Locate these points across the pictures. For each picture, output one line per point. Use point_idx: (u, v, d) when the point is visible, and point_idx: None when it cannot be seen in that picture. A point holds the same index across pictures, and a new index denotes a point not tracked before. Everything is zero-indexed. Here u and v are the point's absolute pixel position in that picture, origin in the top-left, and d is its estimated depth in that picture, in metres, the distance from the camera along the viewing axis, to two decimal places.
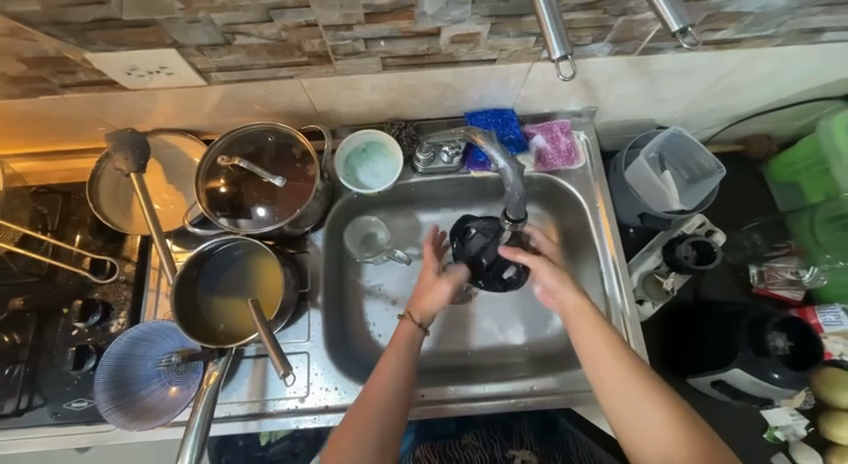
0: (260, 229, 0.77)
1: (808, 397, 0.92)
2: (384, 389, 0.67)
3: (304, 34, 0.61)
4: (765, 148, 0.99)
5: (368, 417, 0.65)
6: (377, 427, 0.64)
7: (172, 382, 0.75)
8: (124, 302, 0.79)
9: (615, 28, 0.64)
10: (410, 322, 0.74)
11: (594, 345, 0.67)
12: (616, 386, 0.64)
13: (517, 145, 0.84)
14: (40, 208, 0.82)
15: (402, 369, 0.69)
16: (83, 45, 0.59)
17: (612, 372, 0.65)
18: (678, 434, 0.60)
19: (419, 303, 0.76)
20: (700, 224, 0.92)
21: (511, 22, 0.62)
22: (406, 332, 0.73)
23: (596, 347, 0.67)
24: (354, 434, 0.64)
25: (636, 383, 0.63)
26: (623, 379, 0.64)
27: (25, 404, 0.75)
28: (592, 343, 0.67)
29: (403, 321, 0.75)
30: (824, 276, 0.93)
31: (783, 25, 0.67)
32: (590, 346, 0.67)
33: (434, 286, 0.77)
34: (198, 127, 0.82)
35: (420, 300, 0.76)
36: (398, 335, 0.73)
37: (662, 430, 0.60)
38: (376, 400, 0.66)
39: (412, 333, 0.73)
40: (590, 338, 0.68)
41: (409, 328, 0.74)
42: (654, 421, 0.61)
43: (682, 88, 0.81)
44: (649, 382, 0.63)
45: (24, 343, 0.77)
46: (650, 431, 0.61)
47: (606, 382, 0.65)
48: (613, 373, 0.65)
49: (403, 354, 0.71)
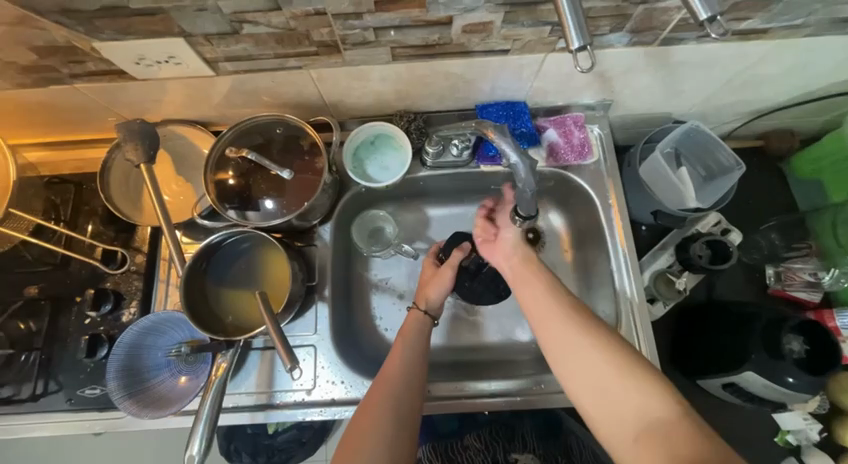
0: (268, 221, 0.77)
1: (823, 402, 0.89)
2: (394, 382, 0.64)
3: (312, 23, 0.60)
4: (786, 144, 0.96)
5: (378, 410, 0.61)
6: (391, 422, 0.60)
7: (182, 372, 0.76)
8: (135, 292, 0.80)
9: (635, 17, 0.62)
10: (419, 311, 0.77)
11: (539, 302, 0.66)
12: (559, 336, 0.61)
13: (529, 139, 0.82)
14: (53, 198, 0.83)
15: (406, 361, 0.68)
16: (91, 34, 0.59)
17: (553, 320, 0.63)
18: (628, 378, 0.55)
19: (427, 295, 0.78)
20: (716, 222, 0.89)
21: (526, 11, 0.60)
22: (419, 320, 0.76)
23: (536, 298, 0.66)
24: (369, 429, 0.59)
25: (578, 328, 0.61)
26: (564, 327, 0.61)
27: (41, 389, 0.76)
28: (535, 299, 0.66)
29: (414, 310, 0.78)
30: (845, 279, 0.89)
31: (814, 13, 0.64)
32: (532, 299, 0.67)
33: (445, 280, 0.78)
34: (206, 118, 0.82)
35: (429, 291, 0.78)
36: (404, 333, 0.73)
37: (604, 369, 0.56)
38: (388, 391, 0.63)
39: (423, 323, 0.76)
40: (533, 294, 0.67)
41: (418, 316, 0.77)
42: (602, 367, 0.57)
43: (702, 81, 0.78)
44: (590, 327, 0.60)
45: (39, 330, 0.78)
46: (595, 376, 0.57)
47: (548, 331, 0.63)
48: (555, 322, 0.62)
49: (408, 349, 0.70)
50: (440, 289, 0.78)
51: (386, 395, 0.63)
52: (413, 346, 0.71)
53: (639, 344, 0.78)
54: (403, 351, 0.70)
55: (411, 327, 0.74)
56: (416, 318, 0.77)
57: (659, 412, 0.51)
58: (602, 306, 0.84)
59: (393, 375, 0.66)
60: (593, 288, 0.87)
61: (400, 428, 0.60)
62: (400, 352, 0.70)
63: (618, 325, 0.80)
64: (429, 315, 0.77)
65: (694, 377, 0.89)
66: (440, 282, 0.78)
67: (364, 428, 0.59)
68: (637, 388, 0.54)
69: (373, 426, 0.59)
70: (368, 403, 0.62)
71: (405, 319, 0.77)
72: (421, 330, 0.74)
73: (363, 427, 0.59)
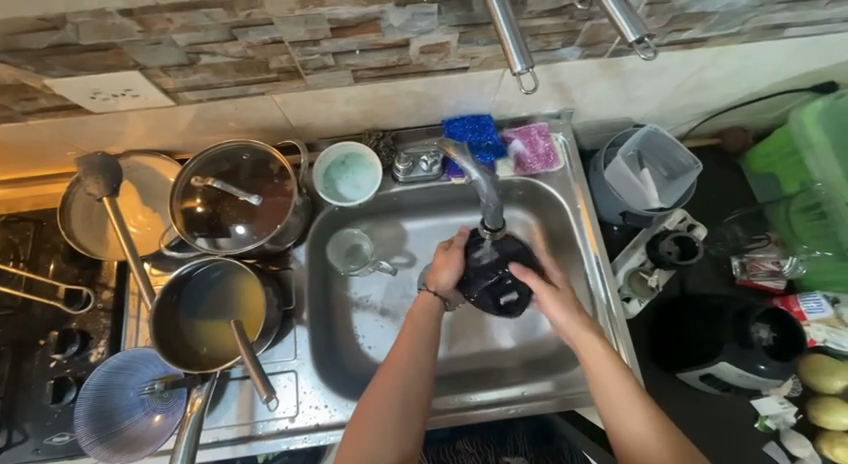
0: (240, 247, 0.76)
1: (796, 385, 0.93)
2: (402, 377, 0.66)
3: (270, 51, 0.60)
4: (740, 141, 1.01)
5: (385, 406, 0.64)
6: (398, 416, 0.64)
7: (157, 410, 0.73)
8: (103, 331, 0.77)
9: (583, 32, 0.65)
10: (429, 293, 0.75)
11: (605, 369, 0.67)
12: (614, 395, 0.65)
13: (496, 151, 0.85)
14: (12, 237, 0.79)
15: (416, 356, 0.69)
16: (42, 72, 0.58)
17: (611, 381, 0.66)
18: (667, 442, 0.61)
19: (437, 277, 0.76)
20: (681, 219, 0.92)
21: (480, 31, 0.62)
22: (428, 304, 0.74)
23: (598, 356, 0.68)
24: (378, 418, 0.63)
25: (631, 392, 0.65)
26: (619, 390, 0.65)
27: (4, 441, 0.72)
28: (596, 360, 0.68)
29: (425, 292, 0.76)
30: (803, 266, 0.93)
31: (748, 22, 0.68)
32: (594, 358, 0.68)
33: (454, 263, 0.76)
34: (171, 146, 0.81)
35: (440, 273, 0.76)
36: (414, 316, 0.73)
37: (647, 432, 0.62)
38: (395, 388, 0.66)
39: (430, 305, 0.74)
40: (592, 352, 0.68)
41: (428, 297, 0.75)
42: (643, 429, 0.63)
43: (655, 87, 0.82)
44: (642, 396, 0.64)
45: (0, 377, 0.74)
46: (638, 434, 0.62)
47: (603, 388, 0.66)
48: (613, 384, 0.66)
49: (418, 343, 0.70)
50: (451, 272, 0.76)
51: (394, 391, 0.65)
52: (422, 336, 0.71)
53: (616, 343, 0.80)
54: (413, 344, 0.70)
55: (423, 308, 0.74)
56: (427, 302, 0.75)
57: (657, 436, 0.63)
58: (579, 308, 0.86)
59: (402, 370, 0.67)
60: (570, 291, 0.88)
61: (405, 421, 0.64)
62: (409, 345, 0.69)
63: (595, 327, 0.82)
64: (438, 296, 0.75)
65: (673, 371, 0.91)
66: (452, 266, 0.76)
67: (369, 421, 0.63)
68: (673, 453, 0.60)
69: (378, 420, 0.63)
70: (374, 394, 0.66)
71: (414, 303, 0.75)
72: (431, 312, 0.74)
73: (369, 417, 0.64)
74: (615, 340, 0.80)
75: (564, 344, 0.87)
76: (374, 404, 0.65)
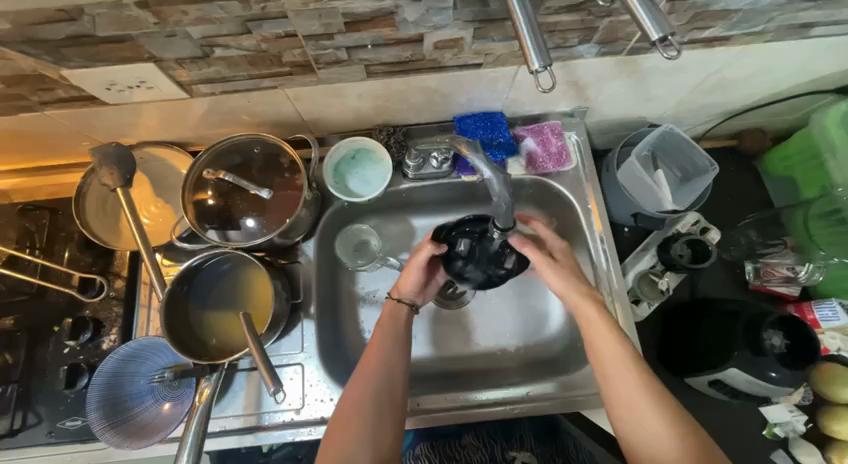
0: (250, 241, 0.76)
1: (806, 393, 0.91)
2: (375, 384, 0.68)
3: (284, 44, 0.60)
4: (759, 143, 0.98)
5: (357, 416, 0.65)
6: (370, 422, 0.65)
7: (166, 398, 0.74)
8: (115, 319, 0.79)
9: (601, 29, 0.64)
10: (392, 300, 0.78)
11: (614, 364, 0.66)
12: (624, 390, 0.65)
13: (507, 148, 0.84)
14: (28, 225, 0.81)
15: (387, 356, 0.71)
16: (59, 62, 0.58)
17: (619, 378, 0.66)
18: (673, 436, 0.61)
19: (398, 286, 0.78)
20: (694, 222, 0.91)
21: (495, 27, 0.61)
22: (394, 313, 0.76)
23: (604, 352, 0.67)
24: (351, 425, 0.64)
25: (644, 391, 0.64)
26: (631, 386, 0.65)
27: (19, 424, 0.74)
28: (604, 355, 0.67)
29: (389, 301, 0.78)
30: (820, 273, 0.92)
31: (772, 21, 0.66)
32: (601, 355, 0.68)
33: (415, 269, 0.77)
34: (184, 138, 0.81)
35: (402, 282, 0.78)
36: (382, 324, 0.75)
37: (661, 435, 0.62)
38: (365, 394, 0.67)
39: (397, 313, 0.76)
40: (603, 345, 0.68)
41: (391, 306, 0.77)
42: (651, 425, 0.63)
43: (673, 86, 0.80)
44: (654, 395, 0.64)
45: (17, 362, 0.76)
46: (649, 432, 0.62)
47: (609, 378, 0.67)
48: (622, 381, 0.65)
49: (388, 347, 0.72)
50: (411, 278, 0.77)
51: (364, 398, 0.66)
52: (391, 341, 0.73)
53: None
54: (385, 347, 0.72)
55: (387, 316, 0.76)
56: (392, 311, 0.77)
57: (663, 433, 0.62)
58: None
59: (372, 373, 0.69)
60: None
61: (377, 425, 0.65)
62: (377, 351, 0.71)
63: None
64: (403, 304, 0.77)
65: (681, 376, 0.90)
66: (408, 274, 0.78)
67: (341, 435, 0.64)
68: (673, 445, 0.61)
69: (352, 433, 0.64)
70: (347, 405, 0.66)
71: (381, 314, 0.77)
72: (396, 320, 0.76)
73: (350, 412, 0.66)
74: None
75: (570, 344, 0.86)
76: (348, 417, 0.65)
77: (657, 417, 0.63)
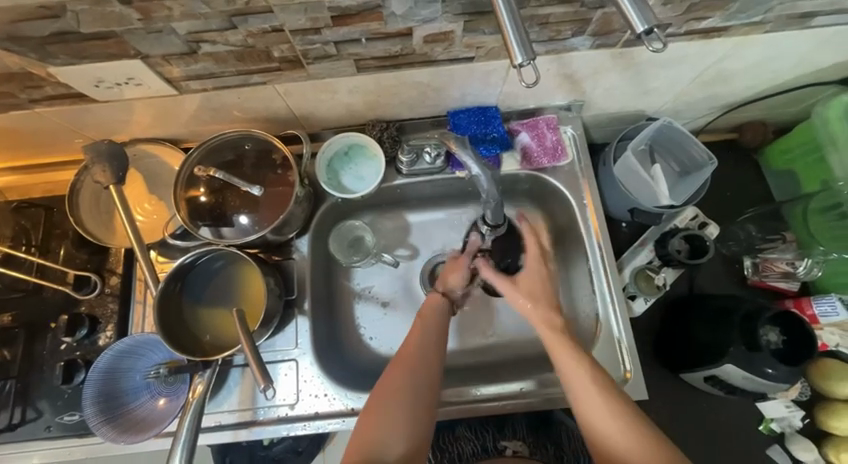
0: (243, 238, 0.76)
1: (804, 389, 0.90)
2: (419, 361, 0.67)
3: (271, 39, 0.59)
4: (760, 136, 0.96)
5: (386, 405, 0.63)
6: (411, 395, 0.64)
7: (162, 393, 0.75)
8: (111, 315, 0.79)
9: (594, 20, 0.62)
10: (438, 294, 0.77)
11: (570, 367, 0.66)
12: (584, 399, 0.63)
13: (501, 143, 0.83)
14: (23, 223, 0.81)
15: (432, 333, 0.71)
16: (45, 59, 0.58)
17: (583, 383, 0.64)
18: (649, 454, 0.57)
19: (447, 279, 0.79)
20: (693, 217, 0.90)
21: (486, 19, 0.60)
22: (437, 302, 0.76)
23: (565, 356, 0.67)
24: (387, 407, 0.63)
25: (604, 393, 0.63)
26: (591, 395, 0.63)
27: (18, 418, 0.75)
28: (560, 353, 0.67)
29: (434, 293, 0.77)
30: (818, 268, 0.91)
31: (772, 11, 0.64)
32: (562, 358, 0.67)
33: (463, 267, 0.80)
34: (176, 135, 0.81)
35: (449, 276, 0.79)
36: (427, 309, 0.74)
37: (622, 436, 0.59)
38: (412, 367, 0.66)
39: (437, 303, 0.75)
40: (563, 351, 0.67)
41: (437, 299, 0.76)
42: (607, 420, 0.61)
43: (671, 79, 0.78)
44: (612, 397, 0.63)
45: (14, 358, 0.77)
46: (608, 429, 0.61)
47: (569, 378, 0.65)
48: (583, 382, 0.64)
49: (431, 329, 0.71)
50: (459, 275, 0.79)
51: (406, 369, 0.66)
52: (435, 325, 0.72)
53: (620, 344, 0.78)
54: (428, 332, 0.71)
55: (434, 302, 0.75)
56: (436, 299, 0.76)
57: (624, 436, 0.59)
58: (583, 305, 0.84)
59: (419, 347, 0.69)
60: (574, 288, 0.86)
61: (419, 401, 0.64)
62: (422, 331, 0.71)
63: (597, 328, 0.80)
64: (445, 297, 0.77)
65: (677, 371, 0.90)
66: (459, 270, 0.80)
67: (388, 398, 0.63)
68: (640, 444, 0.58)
69: (396, 400, 0.63)
70: (390, 375, 0.66)
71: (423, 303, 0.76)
72: (439, 308, 0.75)
73: (393, 382, 0.65)
74: (621, 341, 0.78)
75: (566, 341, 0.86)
76: (390, 387, 0.64)
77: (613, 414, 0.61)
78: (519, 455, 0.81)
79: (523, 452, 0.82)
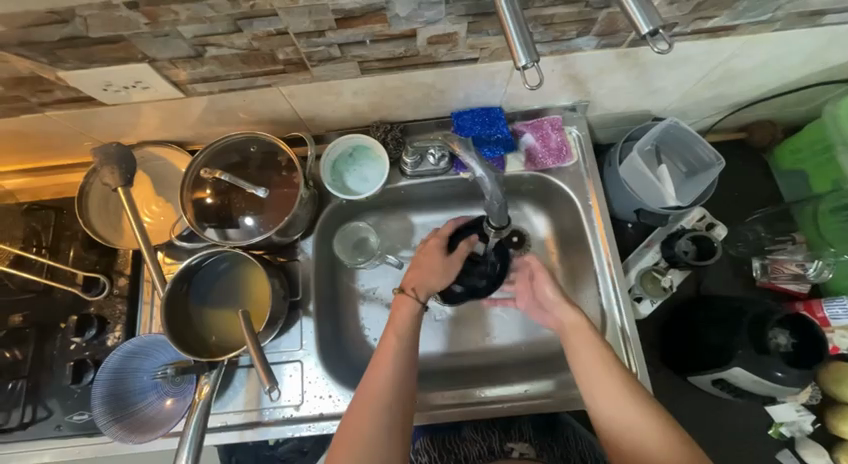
0: (248, 239, 0.77)
1: (814, 392, 0.89)
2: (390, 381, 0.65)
3: (275, 42, 0.60)
4: (769, 136, 0.95)
5: (354, 449, 0.59)
6: (384, 415, 0.63)
7: (169, 394, 0.76)
8: (119, 316, 0.80)
9: (600, 20, 0.62)
10: (411, 297, 0.72)
11: (590, 367, 0.66)
12: (607, 403, 0.64)
13: (505, 144, 0.83)
14: (34, 225, 0.82)
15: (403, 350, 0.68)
16: (54, 64, 0.59)
17: (604, 384, 0.64)
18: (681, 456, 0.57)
19: (428, 281, 0.75)
20: (700, 218, 0.88)
21: (490, 21, 0.60)
22: (408, 308, 0.72)
23: (588, 356, 0.67)
24: (361, 428, 0.61)
25: (631, 392, 0.63)
26: (617, 395, 0.63)
27: (29, 417, 0.76)
28: (584, 359, 0.67)
29: (400, 293, 0.73)
30: (829, 270, 0.89)
31: (781, 9, 0.63)
32: (583, 359, 0.67)
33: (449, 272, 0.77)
34: (183, 137, 0.82)
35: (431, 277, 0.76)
36: (396, 320, 0.71)
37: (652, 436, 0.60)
38: (383, 387, 0.64)
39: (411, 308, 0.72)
40: (582, 351, 0.67)
41: (409, 302, 0.72)
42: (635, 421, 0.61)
43: (678, 78, 0.77)
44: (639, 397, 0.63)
45: (25, 358, 0.78)
46: (635, 429, 0.61)
47: (590, 381, 0.65)
48: (604, 383, 0.64)
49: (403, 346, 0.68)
50: (439, 278, 0.76)
51: (378, 389, 0.64)
52: (407, 339, 0.69)
53: (626, 346, 0.77)
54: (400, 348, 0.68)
55: (404, 312, 0.71)
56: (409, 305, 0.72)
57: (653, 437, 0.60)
58: (589, 306, 0.84)
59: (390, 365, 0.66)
60: (579, 289, 0.86)
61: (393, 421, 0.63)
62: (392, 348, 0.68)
63: (603, 330, 0.79)
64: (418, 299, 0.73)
65: (684, 374, 0.89)
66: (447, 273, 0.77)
67: (361, 419, 0.62)
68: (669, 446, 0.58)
69: (369, 421, 0.62)
70: (364, 394, 0.64)
71: (393, 310, 0.72)
72: (410, 316, 0.71)
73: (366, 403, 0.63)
74: (625, 343, 0.77)
75: None
76: (363, 408, 0.63)
77: (639, 414, 0.61)
78: (525, 457, 0.80)
79: (529, 455, 0.80)
